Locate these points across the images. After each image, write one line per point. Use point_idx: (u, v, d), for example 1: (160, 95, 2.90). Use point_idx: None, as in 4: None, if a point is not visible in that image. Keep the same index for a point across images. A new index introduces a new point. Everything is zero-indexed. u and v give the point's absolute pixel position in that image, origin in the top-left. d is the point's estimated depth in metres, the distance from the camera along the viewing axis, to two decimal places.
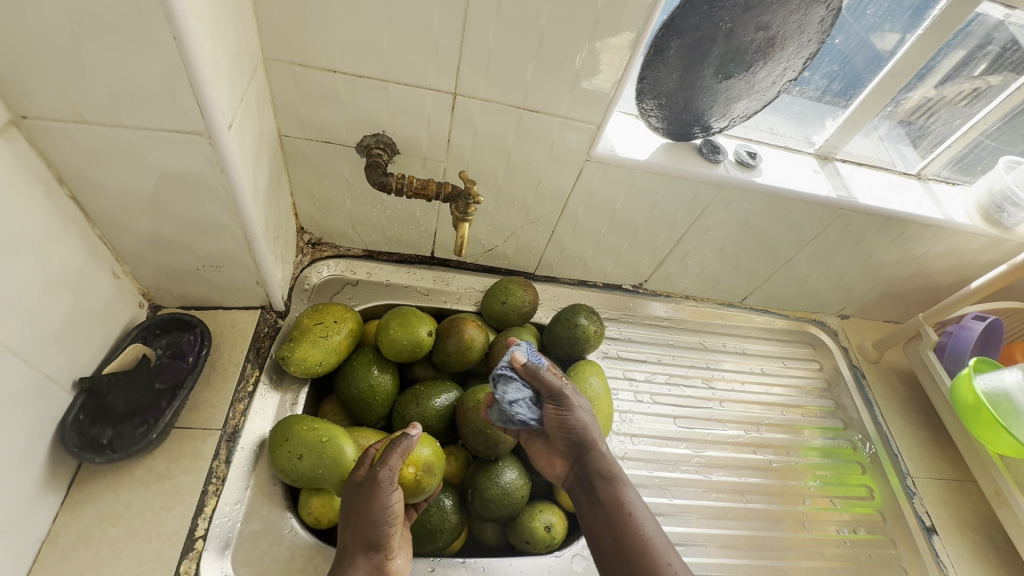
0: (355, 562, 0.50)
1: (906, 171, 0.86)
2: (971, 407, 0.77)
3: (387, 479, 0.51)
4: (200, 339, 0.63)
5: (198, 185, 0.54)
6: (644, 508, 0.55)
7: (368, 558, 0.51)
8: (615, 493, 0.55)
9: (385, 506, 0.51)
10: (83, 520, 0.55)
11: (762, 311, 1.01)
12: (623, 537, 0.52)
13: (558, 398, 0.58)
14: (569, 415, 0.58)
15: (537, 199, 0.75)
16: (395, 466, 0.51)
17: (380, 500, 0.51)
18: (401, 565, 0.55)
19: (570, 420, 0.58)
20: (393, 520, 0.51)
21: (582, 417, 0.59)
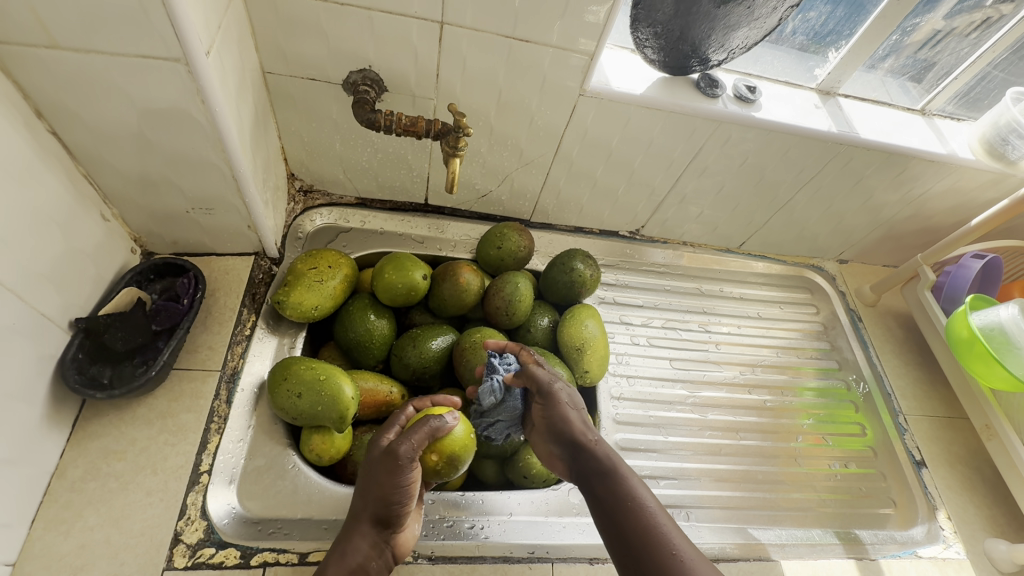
0: (361, 532, 0.49)
1: (911, 107, 0.84)
2: (965, 342, 0.77)
3: (406, 458, 0.49)
4: (194, 283, 0.64)
5: (180, 118, 0.53)
6: (653, 499, 0.49)
7: (377, 527, 0.50)
8: (617, 486, 0.50)
9: (403, 483, 0.50)
10: (89, 455, 0.56)
11: (760, 257, 1.00)
12: (624, 531, 0.47)
13: (548, 393, 0.57)
14: (559, 411, 0.56)
15: (531, 139, 0.74)
16: (417, 444, 0.50)
17: (399, 478, 0.49)
18: (406, 536, 0.54)
19: (560, 416, 0.56)
20: (408, 497, 0.50)
21: (573, 415, 0.56)
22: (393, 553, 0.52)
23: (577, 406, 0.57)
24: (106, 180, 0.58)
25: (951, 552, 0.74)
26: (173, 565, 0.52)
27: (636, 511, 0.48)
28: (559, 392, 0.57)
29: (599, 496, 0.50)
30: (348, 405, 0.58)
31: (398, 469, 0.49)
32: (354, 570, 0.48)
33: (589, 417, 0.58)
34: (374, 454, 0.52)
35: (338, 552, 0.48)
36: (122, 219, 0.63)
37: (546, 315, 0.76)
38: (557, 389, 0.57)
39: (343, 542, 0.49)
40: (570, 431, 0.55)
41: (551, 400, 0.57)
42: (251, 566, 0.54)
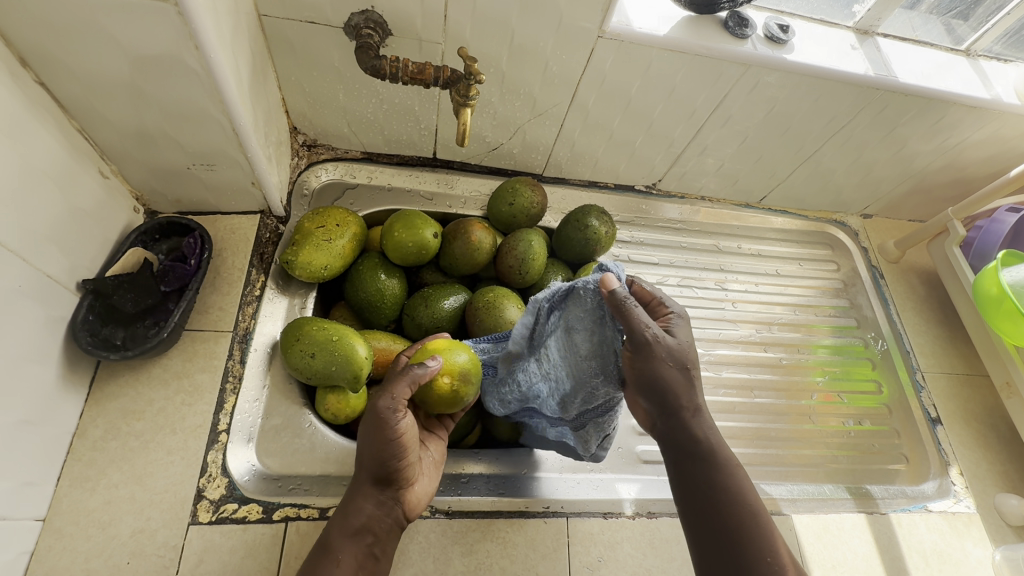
0: (364, 492, 0.49)
1: (954, 48, 0.77)
2: (993, 299, 0.75)
3: (388, 410, 0.47)
4: (200, 242, 0.62)
5: (175, 67, 0.50)
6: (755, 496, 0.46)
7: (378, 485, 0.49)
8: (718, 480, 0.47)
9: (393, 440, 0.47)
10: (108, 416, 0.56)
11: (780, 212, 0.97)
12: (721, 529, 0.45)
13: (634, 339, 0.48)
14: (653, 365, 0.48)
15: (545, 87, 0.69)
16: (399, 395, 0.47)
17: (385, 433, 0.47)
18: (420, 493, 0.53)
19: (651, 370, 0.48)
20: (401, 453, 0.48)
21: (671, 372, 0.48)
22: (405, 510, 0.51)
23: (685, 362, 0.48)
24: (101, 135, 0.56)
25: (962, 506, 0.74)
26: (198, 520, 0.53)
27: (737, 511, 0.45)
28: (653, 344, 0.47)
29: (697, 482, 0.47)
30: (362, 365, 0.57)
31: (382, 424, 0.47)
32: (359, 528, 0.48)
33: (693, 374, 0.49)
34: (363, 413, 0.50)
35: (340, 511, 0.48)
36: (122, 176, 0.61)
37: (559, 274, 0.74)
38: (649, 336, 0.48)
39: (346, 502, 0.49)
40: (665, 394, 0.49)
41: (645, 351, 0.48)
42: (274, 520, 0.55)
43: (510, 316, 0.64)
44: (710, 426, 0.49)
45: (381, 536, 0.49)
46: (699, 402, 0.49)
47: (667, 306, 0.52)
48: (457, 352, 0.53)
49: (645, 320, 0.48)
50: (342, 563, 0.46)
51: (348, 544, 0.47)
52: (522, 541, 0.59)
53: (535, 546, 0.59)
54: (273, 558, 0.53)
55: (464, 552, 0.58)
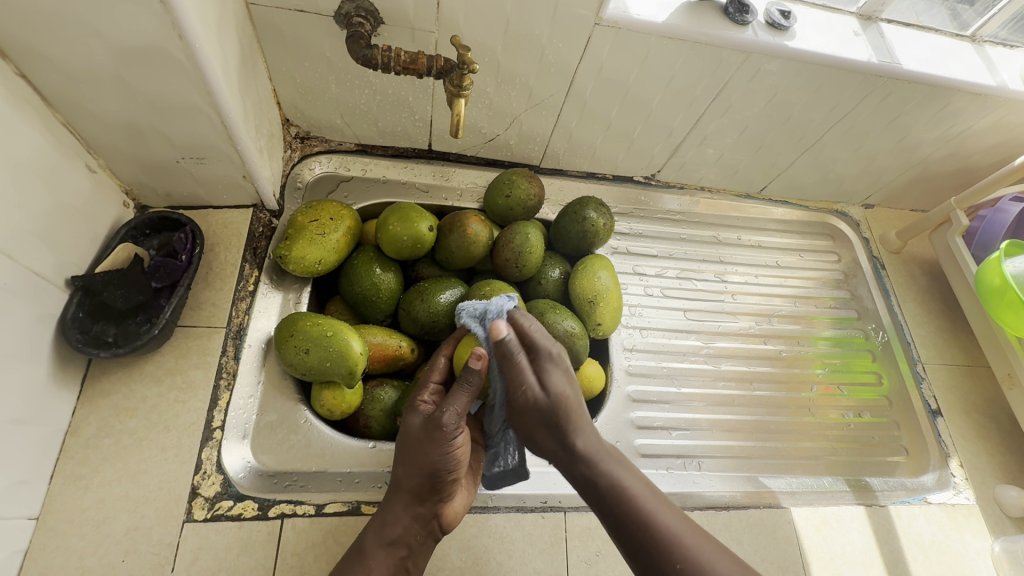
0: (402, 504, 0.50)
1: (960, 34, 0.76)
2: (996, 290, 0.74)
3: (446, 424, 0.49)
4: (191, 237, 0.61)
5: (160, 59, 0.48)
6: (657, 502, 0.49)
7: (418, 499, 0.50)
8: (620, 506, 0.48)
9: (443, 455, 0.49)
10: (100, 413, 0.56)
11: (781, 202, 0.95)
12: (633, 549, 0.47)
13: (516, 397, 0.52)
14: (521, 418, 0.54)
15: (541, 76, 0.68)
16: (458, 410, 0.49)
17: (437, 447, 0.49)
18: (458, 506, 0.54)
19: (522, 421, 0.54)
20: (449, 468, 0.50)
21: (542, 430, 0.53)
22: (442, 524, 0.53)
23: (556, 412, 0.52)
24: (87, 129, 0.55)
25: (961, 498, 0.74)
26: (192, 517, 0.53)
27: (643, 527, 0.47)
28: (544, 399, 0.52)
29: (603, 514, 0.49)
30: (357, 361, 0.57)
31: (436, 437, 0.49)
32: (394, 539, 0.49)
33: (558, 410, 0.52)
34: (413, 423, 0.51)
35: (377, 521, 0.50)
36: (111, 170, 0.60)
37: (557, 267, 0.73)
38: (521, 397, 0.52)
39: (384, 513, 0.50)
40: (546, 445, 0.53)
41: (519, 407, 0.53)
42: (269, 517, 0.54)
43: None
44: (596, 455, 0.51)
45: (414, 548, 0.51)
46: (578, 444, 0.51)
47: (537, 350, 0.52)
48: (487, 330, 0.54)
49: (520, 380, 0.51)
50: (373, 572, 0.48)
51: (382, 554, 0.49)
52: (519, 536, 0.59)
53: (532, 541, 0.59)
54: (268, 554, 0.53)
55: (461, 548, 0.57)
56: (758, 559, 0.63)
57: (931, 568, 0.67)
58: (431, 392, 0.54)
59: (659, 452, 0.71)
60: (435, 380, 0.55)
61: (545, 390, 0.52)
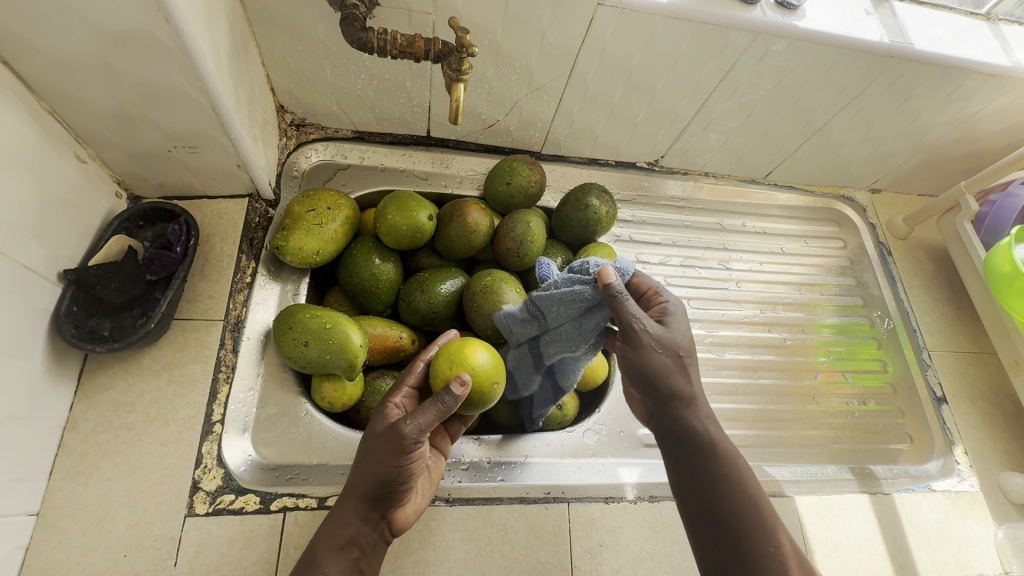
0: (354, 510, 0.48)
1: (974, 12, 0.73)
2: (1005, 278, 0.73)
3: (410, 434, 0.46)
4: (186, 228, 0.60)
5: (147, 44, 0.47)
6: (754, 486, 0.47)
7: (370, 503, 0.48)
8: (718, 470, 0.48)
9: (405, 464, 0.47)
10: (98, 408, 0.55)
11: (786, 188, 0.94)
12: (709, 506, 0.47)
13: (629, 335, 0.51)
14: (643, 358, 0.52)
15: (542, 59, 0.66)
16: (425, 423, 0.47)
17: (397, 455, 0.47)
18: (409, 510, 0.53)
19: (644, 362, 0.52)
20: (404, 474, 0.48)
21: (663, 369, 0.52)
22: (391, 528, 0.51)
23: (677, 354, 0.52)
24: (75, 118, 0.53)
25: (965, 485, 0.74)
26: (194, 511, 0.53)
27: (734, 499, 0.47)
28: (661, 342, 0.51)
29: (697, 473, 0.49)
30: (357, 353, 0.56)
31: (400, 445, 0.46)
32: (345, 544, 0.47)
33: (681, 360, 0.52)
34: (376, 428, 0.49)
35: (330, 525, 0.47)
36: (101, 160, 0.58)
37: (559, 256, 0.72)
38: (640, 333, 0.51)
39: (335, 516, 0.48)
40: (660, 387, 0.52)
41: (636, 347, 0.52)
42: (272, 511, 0.54)
43: (509, 300, 0.62)
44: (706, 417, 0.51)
45: (366, 553, 0.48)
46: (692, 394, 0.52)
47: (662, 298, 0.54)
48: (480, 354, 0.54)
49: (634, 314, 0.50)
50: None
51: (332, 559, 0.46)
52: (523, 527, 0.59)
53: (536, 532, 0.59)
54: (272, 548, 0.53)
55: (465, 539, 0.57)
56: None
57: (934, 556, 0.67)
58: (404, 396, 0.54)
59: None
60: (408, 385, 0.55)
61: (667, 331, 0.52)
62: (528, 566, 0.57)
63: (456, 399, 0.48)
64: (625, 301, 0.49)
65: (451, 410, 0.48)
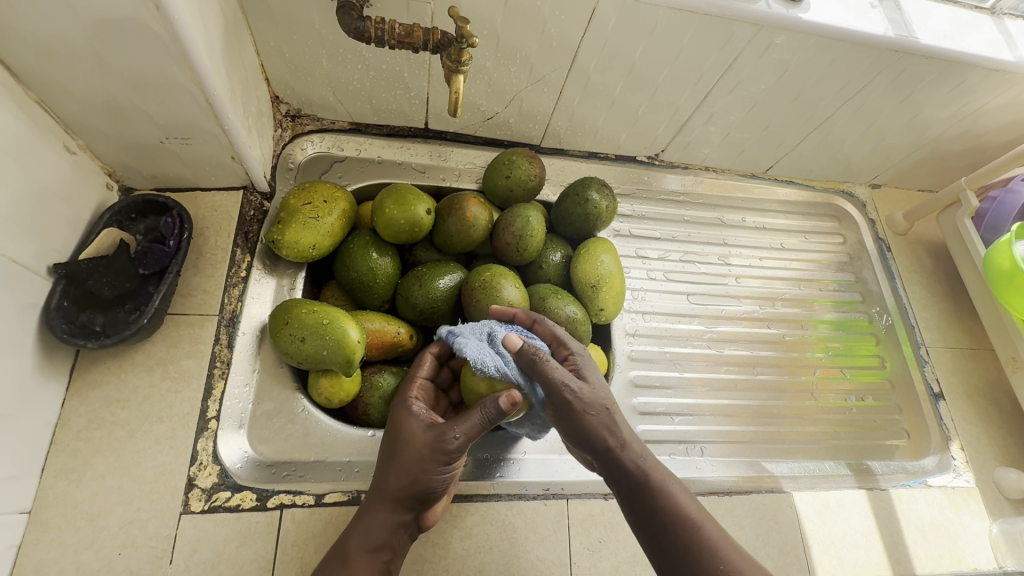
0: (386, 513, 0.48)
1: (978, 5, 0.73)
2: (1004, 274, 0.73)
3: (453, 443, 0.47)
4: (179, 222, 0.59)
5: (138, 34, 0.45)
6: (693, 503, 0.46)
7: (404, 508, 0.49)
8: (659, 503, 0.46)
9: (444, 468, 0.48)
10: (91, 405, 0.54)
11: (786, 183, 0.93)
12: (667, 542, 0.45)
13: (556, 399, 0.50)
14: (578, 421, 0.49)
15: (542, 50, 0.65)
16: (468, 434, 0.48)
17: (437, 462, 0.48)
18: (437, 509, 0.54)
19: (579, 427, 0.49)
20: (441, 480, 0.49)
21: (590, 422, 0.49)
22: (421, 525, 0.52)
23: (600, 406, 0.49)
24: (64, 108, 0.52)
25: (961, 481, 0.74)
26: (190, 509, 0.52)
27: (684, 530, 0.44)
28: (574, 401, 0.49)
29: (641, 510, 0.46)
30: (354, 349, 0.55)
31: (442, 452, 0.47)
32: (381, 543, 0.48)
33: (613, 412, 0.50)
34: (411, 433, 0.49)
35: (364, 529, 0.48)
36: (92, 151, 0.57)
37: (558, 250, 0.71)
38: (567, 393, 0.49)
39: (367, 518, 0.48)
40: (591, 441, 0.49)
41: (567, 409, 0.49)
42: (269, 508, 0.54)
43: (507, 296, 0.61)
44: (641, 450, 0.48)
45: (397, 551, 0.49)
46: (626, 438, 0.49)
47: (567, 346, 0.55)
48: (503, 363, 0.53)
49: (562, 376, 0.50)
50: None
51: (367, 560, 0.47)
52: (522, 524, 0.59)
53: (535, 529, 0.59)
54: (269, 545, 0.52)
55: (463, 536, 0.57)
56: (760, 543, 0.63)
57: (930, 550, 0.67)
58: (418, 388, 0.54)
59: (661, 437, 0.71)
60: (421, 379, 0.55)
61: (585, 380, 0.51)
62: (526, 562, 0.57)
63: (505, 413, 0.48)
64: (542, 360, 0.50)
65: (497, 420, 0.49)
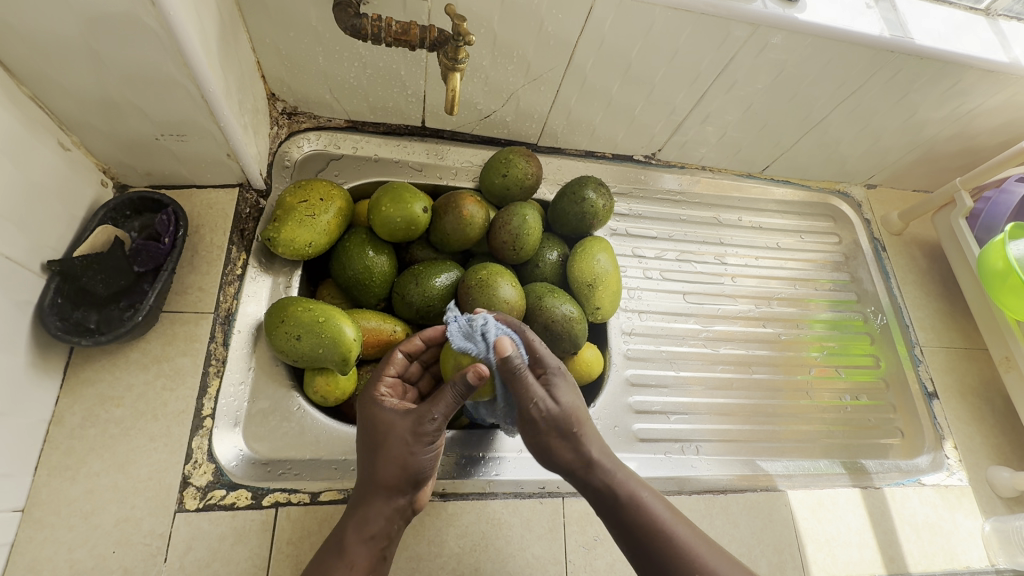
0: (379, 502, 0.48)
1: (973, 6, 0.73)
2: (998, 274, 0.73)
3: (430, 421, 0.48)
4: (174, 219, 0.58)
5: (133, 30, 0.45)
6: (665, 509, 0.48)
7: (396, 494, 0.48)
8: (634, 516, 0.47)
9: (428, 447, 0.49)
10: (85, 402, 0.54)
11: (782, 182, 0.94)
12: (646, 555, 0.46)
13: (525, 415, 0.50)
14: (542, 439, 0.50)
15: (539, 49, 0.65)
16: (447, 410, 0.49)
17: (420, 442, 0.48)
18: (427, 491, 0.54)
19: (543, 445, 0.50)
20: (428, 460, 0.49)
21: (559, 443, 0.49)
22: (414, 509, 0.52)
23: (569, 428, 0.49)
24: (59, 104, 0.51)
25: (954, 479, 0.74)
26: (185, 507, 0.52)
27: (661, 542, 0.46)
28: (541, 418, 0.49)
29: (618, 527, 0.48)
30: (350, 347, 0.55)
31: (423, 433, 0.48)
32: (379, 532, 0.48)
33: (583, 429, 0.50)
34: (390, 422, 0.49)
35: (358, 520, 0.47)
36: (86, 148, 0.57)
37: (555, 249, 0.71)
38: (536, 411, 0.49)
39: (360, 510, 0.48)
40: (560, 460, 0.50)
41: (534, 426, 0.50)
42: (264, 506, 0.54)
43: (504, 294, 0.61)
44: (609, 462, 0.49)
45: (394, 536, 0.49)
46: (594, 456, 0.49)
47: (543, 365, 0.51)
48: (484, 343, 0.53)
49: (535, 394, 0.49)
50: (356, 566, 0.46)
51: (364, 547, 0.47)
52: (517, 522, 0.59)
53: (531, 527, 0.59)
54: (264, 544, 0.52)
55: (458, 534, 0.57)
56: (755, 541, 0.64)
57: (923, 548, 0.68)
58: (386, 386, 0.54)
59: (656, 436, 0.71)
60: (390, 374, 0.55)
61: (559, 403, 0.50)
62: (521, 560, 0.57)
63: (474, 387, 0.49)
64: (525, 378, 0.49)
65: (468, 394, 0.49)
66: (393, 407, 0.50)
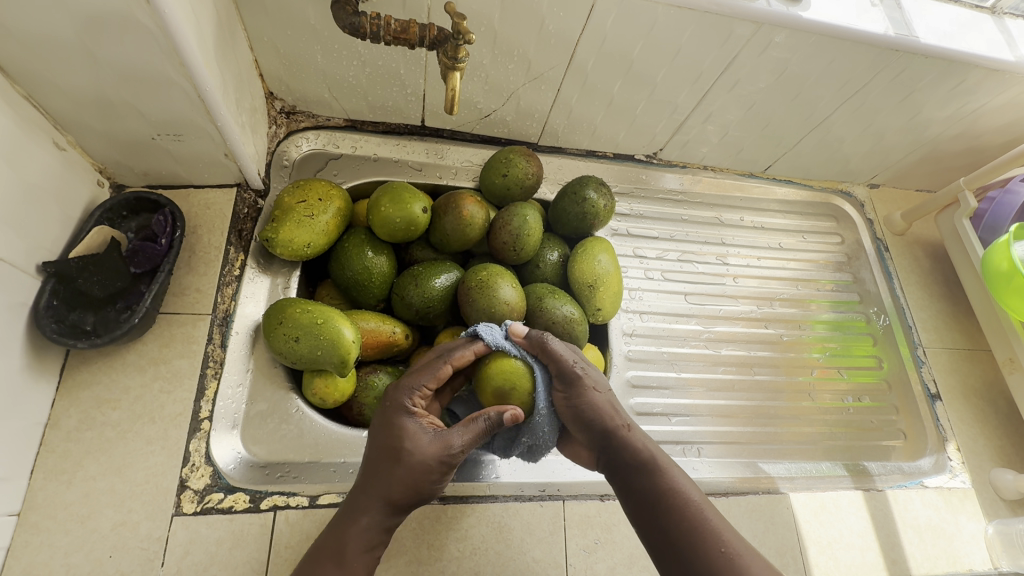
0: (381, 517, 0.47)
1: (979, 5, 0.72)
2: (1002, 275, 0.73)
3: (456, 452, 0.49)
4: (171, 220, 0.58)
5: (129, 29, 0.45)
6: (674, 464, 0.48)
7: (395, 512, 0.48)
8: (656, 483, 0.47)
9: (443, 476, 0.49)
10: (82, 405, 0.54)
11: (784, 182, 0.93)
12: (665, 530, 0.44)
13: (568, 376, 0.53)
14: (584, 399, 0.53)
15: (541, 47, 0.64)
16: (472, 444, 0.50)
17: (440, 470, 0.49)
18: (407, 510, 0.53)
19: (584, 404, 0.53)
20: (436, 487, 0.49)
21: (596, 403, 0.53)
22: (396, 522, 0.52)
23: (614, 407, 0.53)
24: (54, 104, 0.51)
25: (957, 482, 0.74)
26: (182, 511, 0.52)
27: (682, 514, 0.44)
28: (584, 378, 0.53)
29: (637, 491, 0.47)
30: (349, 349, 0.54)
31: (445, 463, 0.49)
32: (369, 546, 0.47)
33: (617, 400, 0.54)
34: (421, 443, 0.48)
35: (359, 531, 0.46)
36: (82, 148, 0.56)
37: (555, 250, 0.71)
38: (578, 370, 0.54)
39: (361, 522, 0.46)
40: (600, 420, 0.52)
41: (575, 386, 0.53)
42: (262, 510, 0.53)
43: (504, 295, 0.60)
44: (641, 435, 0.51)
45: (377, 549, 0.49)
46: (629, 421, 0.53)
47: (572, 356, 0.55)
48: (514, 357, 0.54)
49: (571, 358, 0.54)
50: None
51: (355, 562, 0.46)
52: (517, 525, 0.58)
53: (531, 531, 0.58)
54: (262, 547, 0.52)
55: (458, 538, 0.57)
56: (756, 544, 0.63)
57: (926, 551, 0.67)
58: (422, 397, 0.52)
59: (657, 438, 0.70)
60: (428, 385, 0.52)
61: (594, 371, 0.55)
62: (522, 564, 0.57)
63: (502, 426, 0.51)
64: (553, 348, 0.54)
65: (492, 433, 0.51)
66: (425, 428, 0.49)
